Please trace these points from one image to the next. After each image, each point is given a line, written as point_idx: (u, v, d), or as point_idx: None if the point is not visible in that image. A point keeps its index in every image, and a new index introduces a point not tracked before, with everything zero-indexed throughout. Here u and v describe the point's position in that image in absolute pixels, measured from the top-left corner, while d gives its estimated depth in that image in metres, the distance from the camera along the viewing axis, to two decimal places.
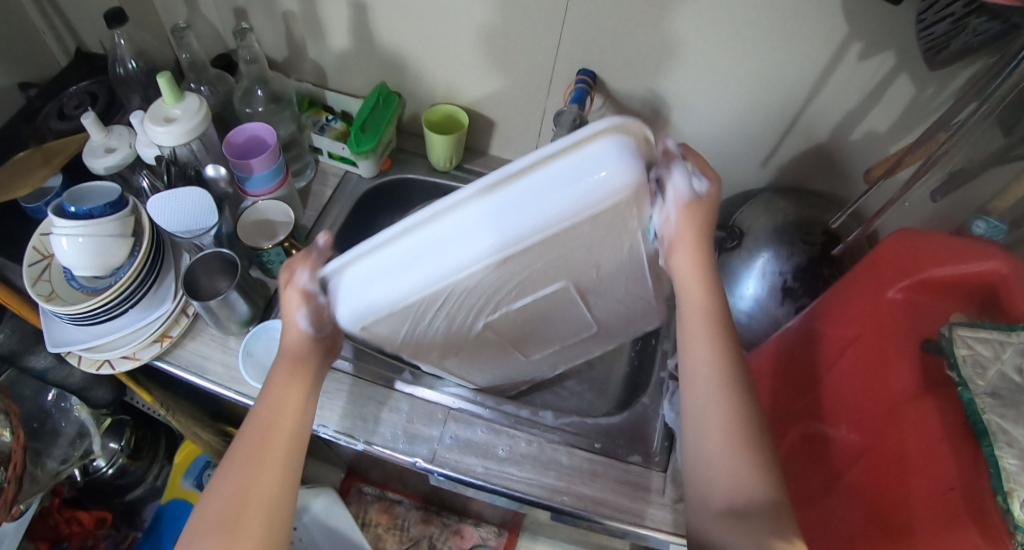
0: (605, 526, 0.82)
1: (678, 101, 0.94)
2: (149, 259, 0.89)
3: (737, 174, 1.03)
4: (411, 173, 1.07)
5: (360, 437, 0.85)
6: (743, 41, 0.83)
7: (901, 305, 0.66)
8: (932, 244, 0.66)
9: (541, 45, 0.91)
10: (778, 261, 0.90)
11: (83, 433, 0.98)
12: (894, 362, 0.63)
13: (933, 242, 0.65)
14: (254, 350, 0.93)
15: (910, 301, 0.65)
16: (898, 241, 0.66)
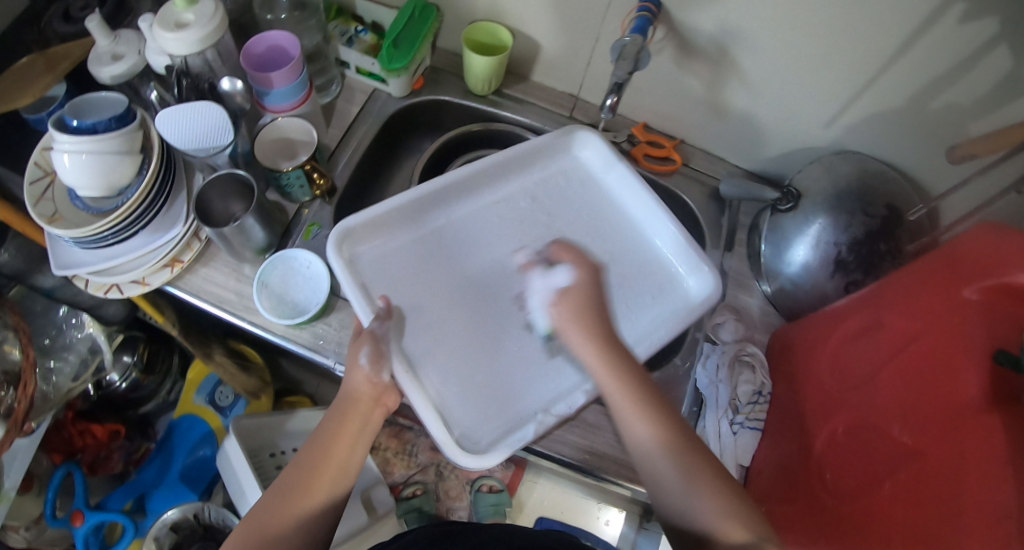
0: (622, 486, 0.84)
1: (745, 48, 0.85)
2: (158, 179, 0.82)
3: (797, 134, 0.94)
4: (445, 95, 0.97)
5: None
6: None
7: (977, 307, 0.62)
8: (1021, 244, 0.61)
9: None
10: (834, 231, 0.85)
11: (95, 352, 0.99)
12: (960, 370, 0.60)
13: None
14: (269, 280, 0.85)
15: (988, 304, 0.62)
16: (986, 237, 0.62)
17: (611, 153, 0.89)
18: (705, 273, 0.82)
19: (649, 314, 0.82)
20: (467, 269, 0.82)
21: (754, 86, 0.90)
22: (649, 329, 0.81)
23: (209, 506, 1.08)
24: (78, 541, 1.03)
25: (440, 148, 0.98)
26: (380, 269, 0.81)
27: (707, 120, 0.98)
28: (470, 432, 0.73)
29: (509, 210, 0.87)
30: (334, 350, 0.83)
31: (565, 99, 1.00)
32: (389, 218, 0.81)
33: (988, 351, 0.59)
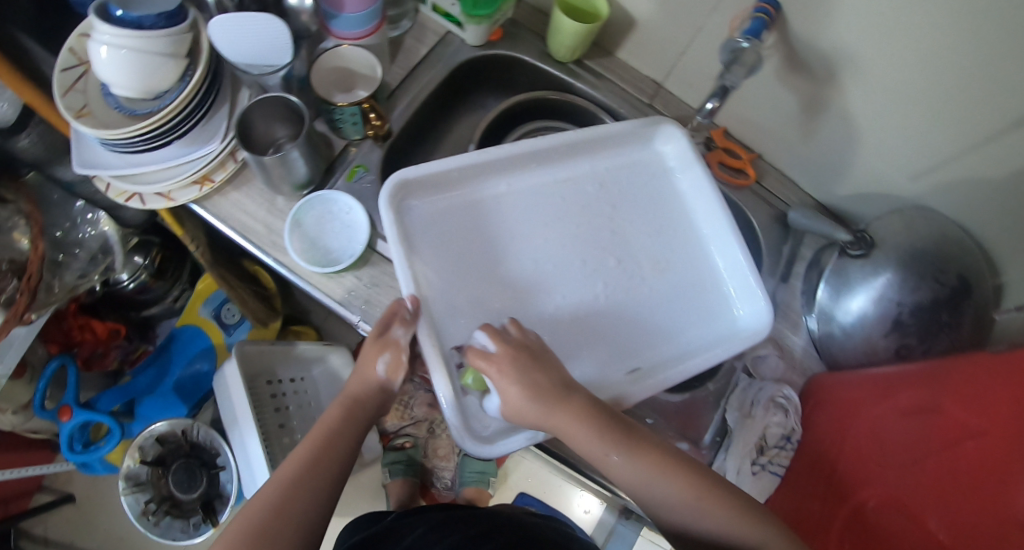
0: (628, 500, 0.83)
1: (854, 75, 0.78)
2: (202, 89, 0.74)
3: (882, 177, 0.88)
4: (522, 53, 0.89)
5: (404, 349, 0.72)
6: (967, 34, 0.67)
7: None
8: None
9: None
10: (900, 290, 0.80)
11: (105, 250, 1.02)
12: (1015, 481, 0.57)
13: None
14: (303, 220, 0.75)
15: None
16: None
17: (694, 154, 0.80)
18: (761, 307, 0.75)
19: (692, 334, 0.76)
20: (516, 248, 0.75)
21: (850, 118, 0.83)
22: (688, 351, 0.75)
23: (199, 427, 1.06)
24: (62, 435, 1.05)
25: (506, 110, 0.90)
26: (427, 229, 0.73)
27: (793, 138, 0.91)
28: (478, 417, 0.68)
29: (571, 193, 0.79)
30: (360, 307, 0.73)
31: (648, 84, 0.92)
32: (449, 175, 0.74)
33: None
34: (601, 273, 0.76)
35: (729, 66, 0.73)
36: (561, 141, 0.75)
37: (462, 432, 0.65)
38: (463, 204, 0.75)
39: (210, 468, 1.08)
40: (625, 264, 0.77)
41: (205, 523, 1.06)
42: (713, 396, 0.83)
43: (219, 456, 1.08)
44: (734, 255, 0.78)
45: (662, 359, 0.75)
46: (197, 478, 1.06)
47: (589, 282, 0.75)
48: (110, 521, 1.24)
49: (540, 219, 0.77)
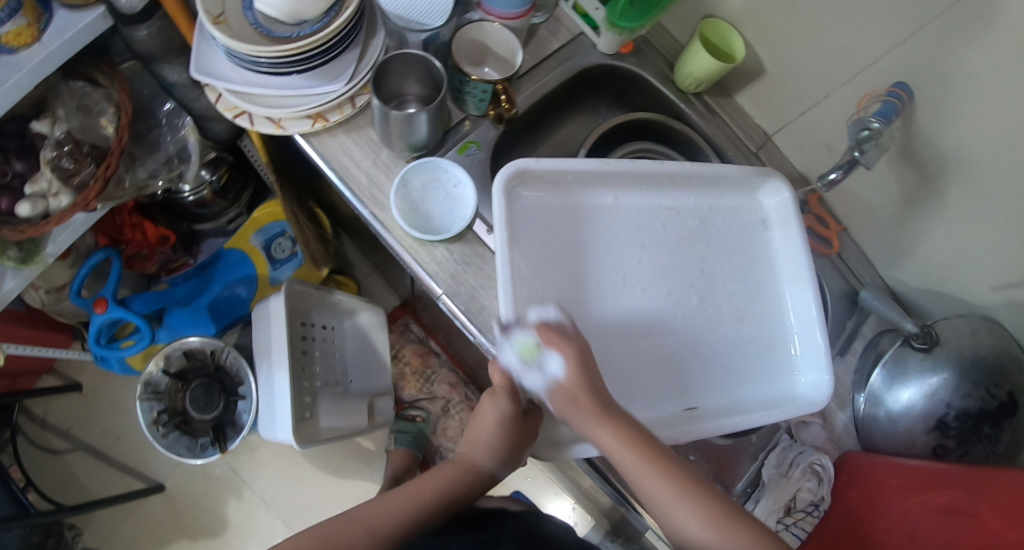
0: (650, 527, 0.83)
1: (962, 178, 0.79)
2: (344, 29, 0.74)
3: (957, 279, 0.89)
4: (646, 72, 0.89)
5: (479, 330, 0.73)
6: None
7: None
8: None
9: (878, 27, 0.73)
10: (951, 392, 0.81)
11: (181, 157, 1.01)
12: None
13: None
14: (410, 182, 0.76)
15: None
16: None
17: (795, 214, 0.80)
18: (824, 379, 0.77)
19: (753, 388, 0.78)
20: (610, 263, 0.75)
21: (943, 215, 0.84)
22: (747, 403, 0.77)
23: (229, 351, 1.06)
24: (91, 327, 1.04)
25: (619, 124, 0.91)
26: (533, 222, 0.74)
27: (885, 220, 0.92)
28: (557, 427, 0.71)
29: (671, 221, 0.79)
30: (445, 280, 0.73)
31: (758, 134, 0.93)
32: (566, 176, 0.74)
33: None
34: (683, 308, 0.77)
35: (863, 144, 0.74)
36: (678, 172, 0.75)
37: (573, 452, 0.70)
38: (566, 206, 0.75)
39: (229, 394, 1.07)
40: (705, 304, 0.78)
41: (213, 446, 1.05)
42: (754, 447, 0.85)
43: (242, 385, 1.08)
44: (810, 324, 0.78)
45: (720, 404, 0.76)
46: (214, 401, 1.05)
47: (670, 314, 0.76)
48: (113, 418, 1.24)
49: (636, 238, 0.77)
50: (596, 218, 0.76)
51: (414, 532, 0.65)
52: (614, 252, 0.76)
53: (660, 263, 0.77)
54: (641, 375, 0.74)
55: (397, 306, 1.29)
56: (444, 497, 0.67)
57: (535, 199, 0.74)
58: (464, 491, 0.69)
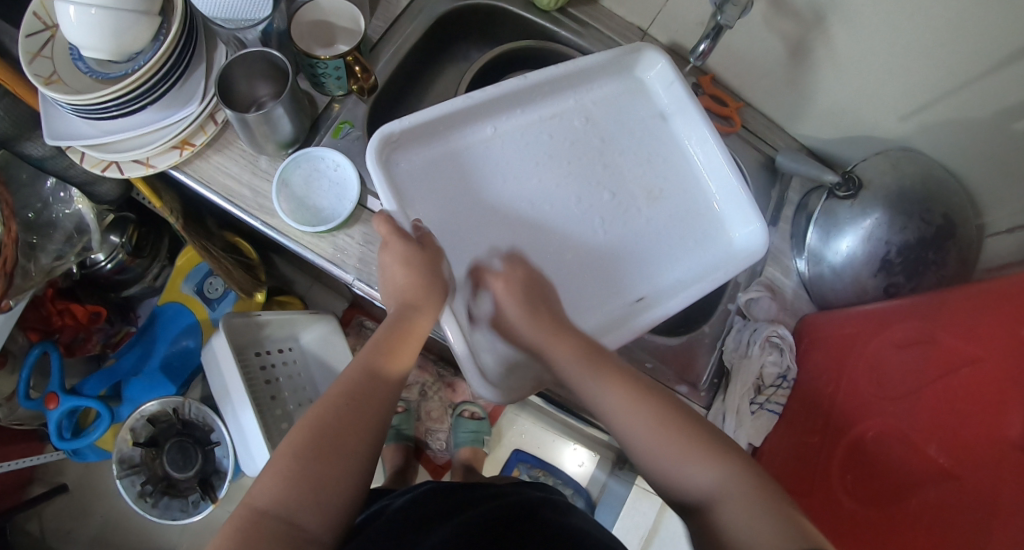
0: None
1: (848, 15, 0.78)
2: (177, 50, 0.70)
3: (864, 116, 0.89)
4: (504, 3, 0.87)
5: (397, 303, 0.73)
6: None
7: None
8: None
9: None
10: (889, 229, 0.81)
11: (81, 230, 0.97)
12: (1007, 410, 0.60)
13: None
14: (290, 180, 0.74)
15: None
16: None
17: (675, 78, 0.80)
18: (755, 227, 0.77)
19: (692, 261, 0.78)
20: (509, 190, 0.76)
21: (838, 59, 0.83)
22: (685, 279, 0.77)
23: (190, 404, 1.04)
24: (50, 424, 1.01)
25: (491, 61, 0.88)
26: (423, 181, 0.75)
27: (783, 81, 0.91)
28: (487, 359, 0.71)
29: (557, 129, 0.79)
30: (354, 266, 0.73)
31: (633, 33, 0.90)
32: (434, 125, 0.74)
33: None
34: (597, 207, 0.77)
35: (722, 7, 0.70)
36: (545, 79, 0.75)
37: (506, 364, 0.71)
38: (447, 145, 0.76)
39: (204, 445, 1.06)
40: (617, 197, 0.78)
41: (204, 499, 1.05)
42: (709, 337, 0.86)
43: (213, 432, 1.06)
44: (725, 177, 0.78)
45: (664, 286, 0.77)
46: (192, 456, 1.05)
47: (585, 215, 0.77)
48: (107, 506, 1.22)
49: (533, 154, 0.78)
50: (484, 144, 0.77)
51: (325, 498, 0.57)
52: (516, 172, 0.77)
53: (561, 173, 0.78)
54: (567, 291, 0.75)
55: (346, 307, 1.26)
56: (336, 438, 0.59)
57: (413, 153, 0.75)
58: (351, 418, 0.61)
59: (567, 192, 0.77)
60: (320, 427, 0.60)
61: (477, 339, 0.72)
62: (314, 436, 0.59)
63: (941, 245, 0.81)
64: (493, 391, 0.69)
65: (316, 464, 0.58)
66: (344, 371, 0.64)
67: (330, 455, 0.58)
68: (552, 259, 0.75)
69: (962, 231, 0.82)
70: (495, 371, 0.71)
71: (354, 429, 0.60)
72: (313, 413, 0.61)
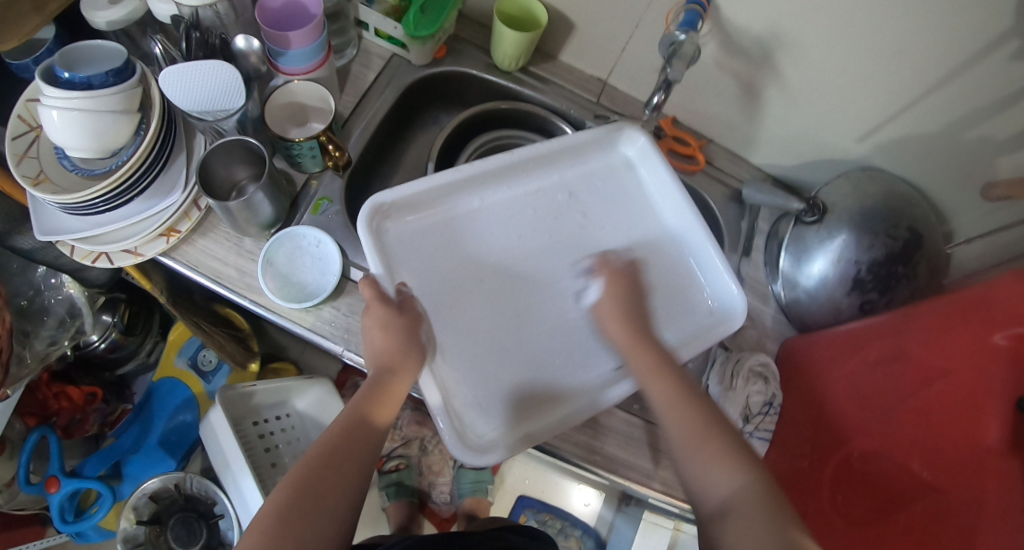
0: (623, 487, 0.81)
1: (796, 51, 0.82)
2: (158, 143, 0.74)
3: (822, 144, 0.93)
4: (468, 67, 0.91)
5: None
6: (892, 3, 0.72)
7: (1004, 352, 0.67)
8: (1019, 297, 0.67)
9: None
10: (857, 249, 0.84)
11: (72, 314, 0.98)
12: (985, 419, 0.67)
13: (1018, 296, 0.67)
14: (274, 259, 0.77)
15: (1015, 350, 0.66)
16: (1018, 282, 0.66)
17: (652, 149, 0.89)
18: (733, 291, 0.82)
19: (674, 328, 0.84)
20: (494, 259, 0.82)
21: (790, 91, 0.88)
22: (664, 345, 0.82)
23: (193, 478, 1.04)
24: (52, 508, 1.00)
25: (461, 124, 0.92)
26: (409, 249, 0.80)
27: (739, 118, 0.95)
28: (473, 427, 0.74)
29: (540, 198, 0.86)
30: (342, 336, 0.76)
31: (593, 84, 0.94)
32: (421, 197, 0.80)
33: (1011, 402, 0.65)
34: (578, 274, 0.83)
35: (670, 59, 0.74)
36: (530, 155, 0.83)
37: (488, 426, 0.75)
38: (429, 218, 0.82)
39: (208, 518, 1.05)
40: (597, 262, 0.85)
41: None
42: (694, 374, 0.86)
43: (217, 505, 1.06)
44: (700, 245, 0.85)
45: None
46: (196, 530, 1.03)
47: (569, 283, 0.83)
48: None
49: (517, 224, 0.84)
50: (469, 214, 0.83)
51: None
52: (499, 242, 0.83)
53: (546, 241, 0.84)
54: (548, 368, 0.79)
55: (340, 370, 1.27)
56: (320, 509, 0.61)
57: (394, 227, 0.80)
58: (328, 489, 0.62)
59: (549, 260, 0.84)
60: (308, 493, 0.61)
61: (464, 406, 0.75)
62: (301, 495, 0.61)
63: (906, 261, 0.85)
64: (476, 457, 0.72)
65: (300, 526, 0.60)
66: (322, 434, 0.66)
67: (311, 514, 0.60)
68: (539, 323, 0.80)
69: (925, 245, 0.86)
70: (482, 440, 0.74)
71: (338, 487, 0.63)
72: (283, 483, 0.62)
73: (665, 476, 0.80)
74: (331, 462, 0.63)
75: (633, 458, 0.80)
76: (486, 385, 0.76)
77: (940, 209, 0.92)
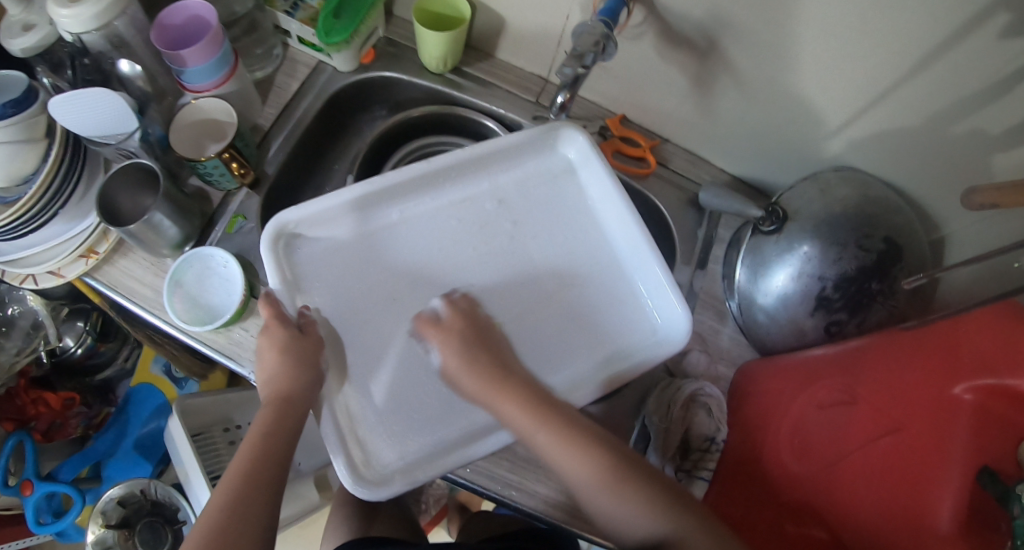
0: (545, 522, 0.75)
1: (750, 38, 0.73)
2: (65, 169, 0.74)
3: (791, 143, 0.83)
4: (397, 72, 0.86)
5: None
6: None
7: (967, 407, 0.57)
8: (990, 339, 0.57)
9: None
10: (822, 264, 0.74)
11: (37, 326, 1.01)
12: (935, 486, 0.57)
13: (990, 338, 0.57)
14: (185, 279, 0.75)
15: (980, 405, 0.57)
16: (996, 323, 0.57)
17: (592, 149, 0.81)
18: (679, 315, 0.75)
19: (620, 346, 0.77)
20: (411, 274, 0.78)
21: (750, 85, 0.78)
22: (600, 369, 0.76)
23: (157, 485, 1.07)
24: (28, 510, 1.05)
25: (390, 131, 0.88)
26: (324, 264, 0.77)
27: (697, 116, 0.86)
28: (377, 454, 0.71)
29: (467, 209, 0.81)
30: (250, 358, 0.75)
31: (535, 82, 0.88)
32: (338, 212, 0.77)
33: (971, 467, 0.56)
34: (502, 292, 0.78)
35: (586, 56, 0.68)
36: (451, 162, 0.77)
37: (392, 453, 0.71)
38: (345, 233, 0.78)
39: (173, 524, 1.08)
40: (526, 278, 0.78)
41: None
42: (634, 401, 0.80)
43: (181, 511, 1.08)
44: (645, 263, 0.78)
45: (567, 384, 0.75)
46: (160, 536, 1.06)
47: (492, 301, 0.77)
48: None
49: (439, 238, 0.79)
50: (388, 228, 0.79)
51: None
52: (417, 257, 0.78)
53: (469, 255, 0.79)
54: (464, 392, 0.74)
55: None
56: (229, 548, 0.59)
57: (308, 244, 0.77)
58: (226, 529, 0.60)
59: (472, 278, 0.78)
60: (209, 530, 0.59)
61: (368, 433, 0.71)
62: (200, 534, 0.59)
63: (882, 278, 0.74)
64: (374, 488, 0.68)
65: None
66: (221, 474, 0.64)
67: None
68: None
69: (907, 256, 0.76)
70: (386, 468, 0.71)
71: (244, 518, 0.61)
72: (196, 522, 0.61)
73: (591, 514, 0.74)
74: (231, 501, 0.61)
75: (557, 492, 0.75)
76: (394, 410, 0.73)
77: (929, 212, 0.81)
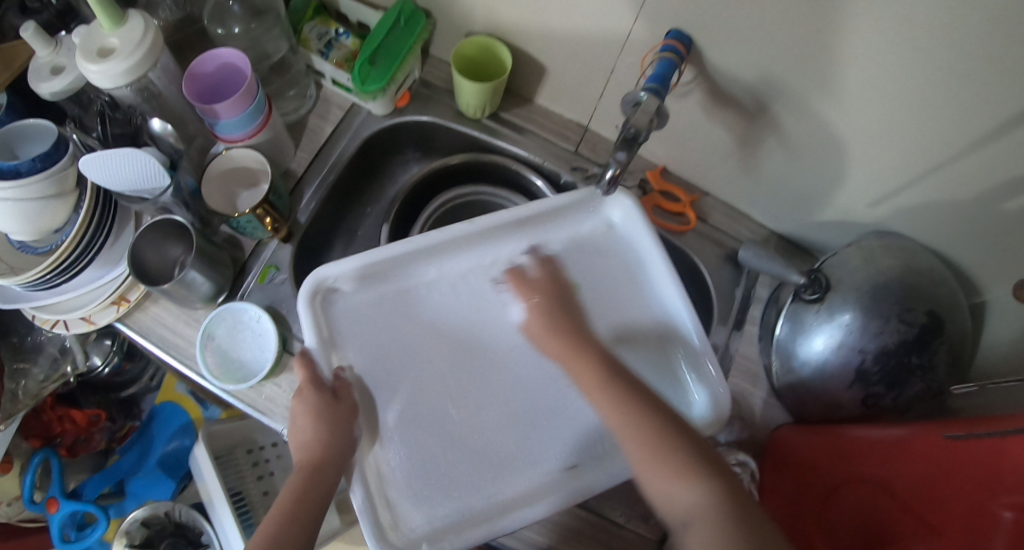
0: None
1: (797, 104, 0.70)
2: (96, 219, 0.73)
3: (834, 204, 0.81)
4: (432, 115, 0.84)
5: None
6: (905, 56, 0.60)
7: (1007, 526, 0.54)
8: None
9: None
10: (862, 336, 0.72)
11: (64, 351, 0.98)
12: None
13: None
14: (217, 332, 0.74)
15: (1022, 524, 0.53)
16: None
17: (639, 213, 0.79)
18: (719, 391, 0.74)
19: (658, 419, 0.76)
20: (446, 336, 0.77)
21: (794, 146, 0.76)
22: None
23: (180, 508, 1.09)
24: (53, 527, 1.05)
25: (425, 177, 0.86)
26: (359, 319, 0.76)
27: (738, 171, 0.83)
28: (405, 518, 0.70)
29: (506, 268, 0.79)
30: (284, 416, 0.74)
31: (573, 129, 0.85)
32: (377, 268, 0.76)
33: None
34: (536, 358, 0.77)
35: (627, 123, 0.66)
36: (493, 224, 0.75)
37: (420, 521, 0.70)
38: (382, 289, 0.77)
39: (197, 546, 1.09)
40: None
41: None
42: None
43: (204, 534, 1.09)
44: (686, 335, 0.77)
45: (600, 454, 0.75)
46: None
47: (527, 366, 0.77)
48: None
49: (476, 298, 0.78)
50: (426, 285, 0.78)
51: None
52: (453, 317, 0.77)
53: (505, 316, 0.78)
54: (494, 460, 0.73)
55: None
56: None
57: (344, 299, 0.76)
58: None
59: (505, 342, 0.77)
60: None
61: (398, 496, 0.71)
62: None
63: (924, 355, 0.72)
64: None
65: None
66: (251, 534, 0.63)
67: None
68: (490, 410, 0.75)
69: (951, 333, 0.73)
70: (414, 534, 0.70)
71: None
72: None
73: None
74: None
75: None
76: (423, 477, 0.72)
77: (975, 282, 0.79)
